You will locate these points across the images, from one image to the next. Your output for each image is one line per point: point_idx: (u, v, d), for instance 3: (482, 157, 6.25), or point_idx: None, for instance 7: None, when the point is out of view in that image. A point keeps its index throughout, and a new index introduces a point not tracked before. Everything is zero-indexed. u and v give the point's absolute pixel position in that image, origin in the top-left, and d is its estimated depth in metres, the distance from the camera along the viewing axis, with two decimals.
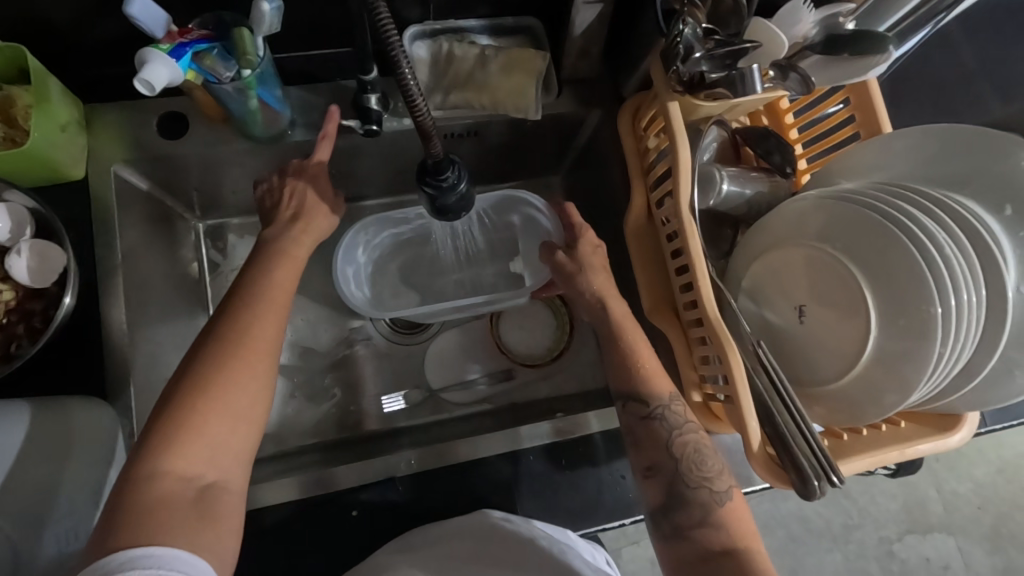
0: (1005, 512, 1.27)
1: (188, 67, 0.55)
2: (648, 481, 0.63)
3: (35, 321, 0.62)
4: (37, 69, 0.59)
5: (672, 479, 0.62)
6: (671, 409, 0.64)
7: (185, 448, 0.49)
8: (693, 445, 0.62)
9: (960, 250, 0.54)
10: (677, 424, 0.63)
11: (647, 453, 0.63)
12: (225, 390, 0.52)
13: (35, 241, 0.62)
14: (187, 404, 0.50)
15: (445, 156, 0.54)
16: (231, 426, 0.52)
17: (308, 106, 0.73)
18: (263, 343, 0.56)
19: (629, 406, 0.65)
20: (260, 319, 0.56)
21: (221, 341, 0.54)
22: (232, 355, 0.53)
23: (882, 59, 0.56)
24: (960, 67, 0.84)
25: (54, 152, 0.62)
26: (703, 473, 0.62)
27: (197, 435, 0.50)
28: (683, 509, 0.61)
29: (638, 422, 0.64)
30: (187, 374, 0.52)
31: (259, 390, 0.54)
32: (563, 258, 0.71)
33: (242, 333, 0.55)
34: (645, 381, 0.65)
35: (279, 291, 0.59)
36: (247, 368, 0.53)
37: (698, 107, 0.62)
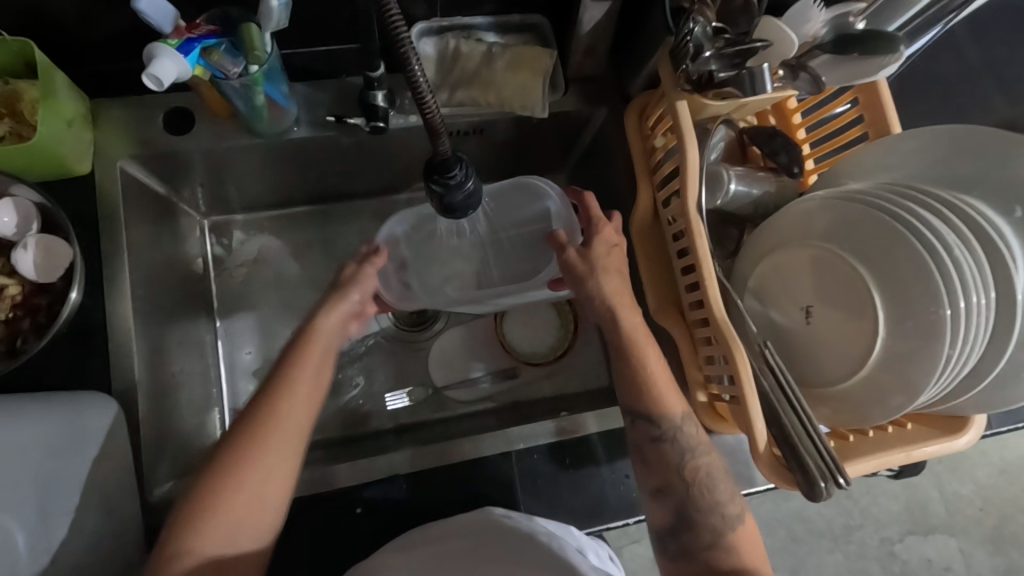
0: (1007, 514, 1.27)
1: (196, 62, 0.55)
2: (655, 502, 0.64)
3: (41, 317, 0.62)
4: (44, 62, 0.58)
5: (681, 501, 0.63)
6: (683, 432, 0.64)
7: (209, 529, 0.53)
8: (704, 471, 0.64)
9: (970, 252, 0.54)
10: (688, 448, 0.64)
11: (656, 475, 0.64)
12: (251, 476, 0.55)
13: (41, 236, 0.62)
14: (213, 487, 0.54)
15: (453, 154, 0.52)
16: (254, 506, 0.55)
17: (314, 102, 0.72)
18: (292, 428, 0.58)
19: (637, 424, 0.65)
20: (290, 399, 0.59)
21: (253, 422, 0.58)
22: (261, 441, 0.57)
23: (893, 58, 0.55)
24: (969, 67, 0.83)
25: (60, 147, 0.62)
26: (714, 497, 0.63)
27: (219, 516, 0.53)
28: (692, 530, 0.62)
29: (647, 445, 0.65)
30: (217, 458, 0.56)
31: (283, 473, 0.57)
32: (575, 256, 0.68)
33: (270, 415, 0.58)
34: (657, 401, 0.65)
35: (312, 373, 0.62)
36: (270, 451, 0.56)
37: (706, 107, 0.61)
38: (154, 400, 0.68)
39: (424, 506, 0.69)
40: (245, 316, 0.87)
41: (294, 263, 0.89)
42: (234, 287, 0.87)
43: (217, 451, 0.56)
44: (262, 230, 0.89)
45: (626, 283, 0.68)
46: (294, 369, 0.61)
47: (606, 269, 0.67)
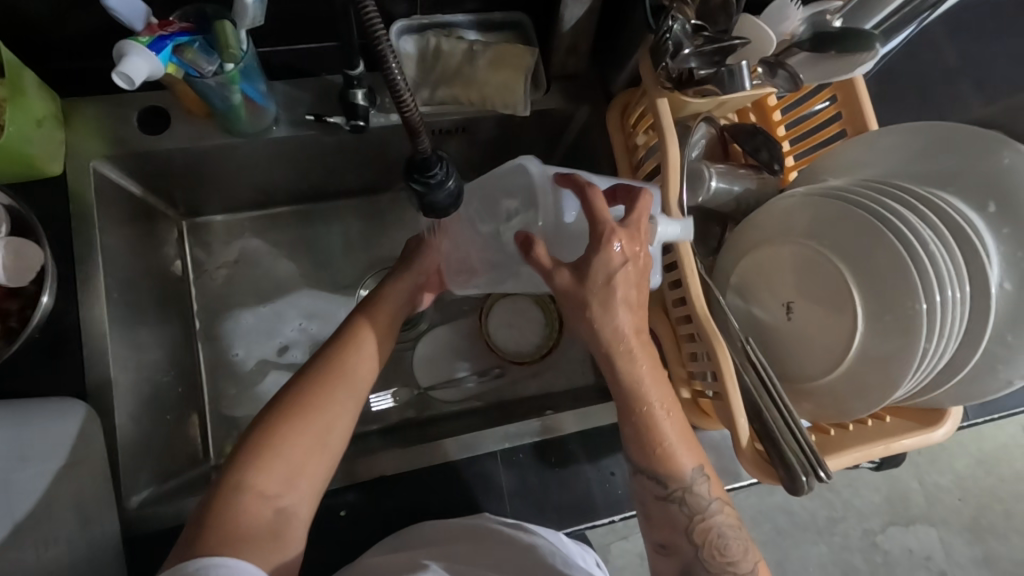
0: (985, 503, 1.30)
1: (168, 60, 0.54)
2: (660, 556, 0.60)
3: (12, 322, 0.61)
4: (11, 61, 0.57)
5: (690, 562, 0.58)
6: (692, 492, 0.58)
7: (273, 468, 0.51)
8: (715, 531, 0.57)
9: (945, 246, 0.54)
10: (698, 509, 0.58)
11: (662, 530, 0.60)
12: (320, 420, 0.55)
13: (11, 238, 0.59)
14: (282, 424, 0.53)
15: (433, 150, 0.51)
16: (314, 449, 0.54)
17: (293, 101, 0.71)
18: (360, 384, 0.59)
19: (641, 480, 0.59)
20: (357, 355, 0.60)
21: (321, 370, 0.58)
22: (331, 388, 0.57)
23: (868, 57, 0.56)
24: (943, 65, 0.85)
25: (30, 149, 0.60)
26: (727, 558, 0.57)
27: (284, 455, 0.52)
28: None
29: (652, 500, 0.59)
30: (286, 398, 0.55)
31: (348, 426, 0.57)
32: (566, 282, 0.55)
33: (338, 365, 0.58)
34: (664, 457, 0.58)
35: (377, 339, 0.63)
36: (336, 397, 0.56)
37: (687, 104, 0.62)
38: (132, 406, 0.67)
39: (411, 508, 0.68)
40: (226, 318, 0.85)
41: (275, 264, 0.88)
42: (214, 289, 0.86)
43: (284, 394, 0.56)
44: (242, 232, 0.88)
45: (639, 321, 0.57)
46: (363, 330, 0.62)
47: (602, 301, 0.55)
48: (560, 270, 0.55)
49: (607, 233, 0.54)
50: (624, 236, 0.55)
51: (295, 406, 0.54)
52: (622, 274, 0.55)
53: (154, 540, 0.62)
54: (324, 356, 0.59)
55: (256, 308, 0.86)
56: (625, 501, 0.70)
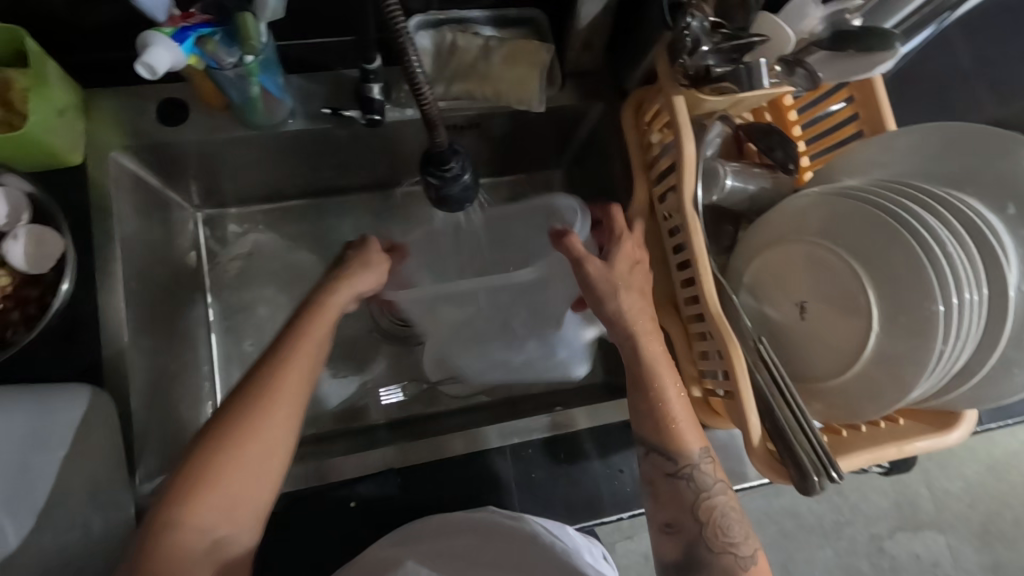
0: (994, 510, 1.29)
1: (191, 51, 0.54)
2: (666, 537, 0.60)
3: (31, 309, 0.61)
4: (36, 51, 0.58)
5: (693, 541, 0.58)
6: (700, 470, 0.60)
7: (205, 502, 0.50)
8: (720, 508, 0.59)
9: (963, 248, 0.54)
10: (704, 486, 0.60)
11: (668, 510, 0.60)
12: (249, 450, 0.53)
13: (33, 226, 0.61)
14: (211, 457, 0.51)
15: (449, 145, 0.53)
16: (249, 478, 0.53)
17: (308, 94, 0.72)
18: (294, 402, 0.56)
19: (652, 457, 0.61)
20: (291, 371, 0.56)
21: (252, 391, 0.55)
22: (262, 412, 0.54)
23: (888, 56, 0.56)
24: (962, 67, 0.84)
25: (51, 136, 0.61)
26: (728, 537, 0.58)
27: (217, 489, 0.51)
28: (701, 567, 0.58)
29: (658, 477, 0.61)
30: (216, 426, 0.53)
31: (282, 449, 0.55)
32: (595, 268, 0.63)
33: (270, 385, 0.55)
34: (676, 435, 0.60)
35: (312, 348, 0.59)
36: (269, 422, 0.54)
37: (703, 102, 0.61)
38: (146, 394, 0.68)
39: (420, 501, 0.69)
40: (239, 310, 0.86)
41: (288, 256, 0.89)
42: (228, 281, 0.87)
43: (215, 420, 0.54)
44: (255, 224, 0.89)
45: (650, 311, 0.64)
46: (298, 338, 0.58)
47: (623, 287, 0.63)
48: (589, 259, 0.63)
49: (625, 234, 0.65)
50: (637, 239, 0.66)
51: (222, 434, 0.52)
52: (639, 267, 0.65)
53: None
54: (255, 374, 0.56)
55: (268, 301, 0.87)
56: (633, 498, 0.70)
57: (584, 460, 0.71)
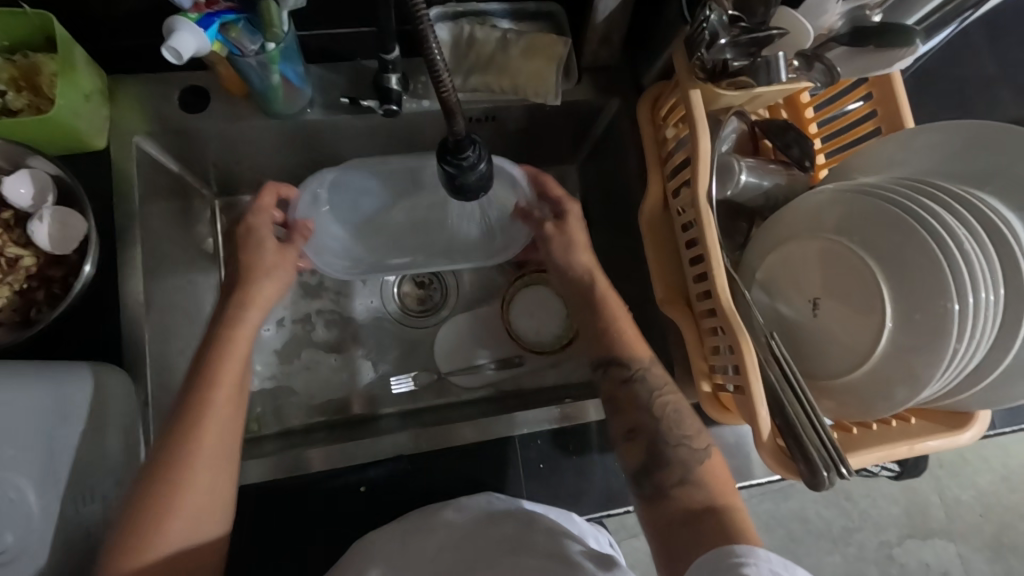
0: (1007, 521, 1.27)
1: (215, 38, 0.55)
2: (629, 445, 0.64)
3: (55, 288, 0.63)
4: (64, 37, 0.59)
5: (652, 441, 0.64)
6: (653, 372, 0.67)
7: (164, 532, 0.53)
8: (672, 407, 0.65)
9: (981, 247, 0.54)
10: (654, 387, 0.66)
11: (628, 418, 0.66)
12: (194, 479, 0.55)
13: (57, 207, 0.63)
14: (133, 534, 0.52)
15: (466, 133, 0.52)
16: (178, 545, 0.53)
17: (327, 85, 0.73)
18: (227, 426, 0.59)
19: (609, 370, 0.68)
20: (198, 431, 0.56)
21: (161, 463, 0.55)
22: (175, 480, 0.54)
23: (908, 52, 0.56)
24: (985, 70, 0.83)
25: (76, 119, 0.62)
26: (682, 431, 0.64)
27: (143, 563, 0.51)
28: (664, 466, 0.62)
29: (617, 385, 0.67)
30: (133, 504, 0.53)
31: (223, 473, 0.57)
32: (550, 227, 0.75)
33: (177, 453, 0.55)
34: (626, 346, 0.69)
35: (235, 374, 0.61)
36: (184, 490, 0.54)
37: (720, 97, 0.62)
38: (163, 375, 0.69)
39: (426, 489, 0.69)
40: None
41: None
42: None
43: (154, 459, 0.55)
44: None
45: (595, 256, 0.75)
46: (216, 366, 0.60)
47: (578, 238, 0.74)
48: (545, 219, 0.76)
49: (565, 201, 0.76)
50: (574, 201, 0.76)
51: (142, 500, 0.53)
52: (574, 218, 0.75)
53: None
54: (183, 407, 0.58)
55: None
56: None
57: (591, 452, 0.71)
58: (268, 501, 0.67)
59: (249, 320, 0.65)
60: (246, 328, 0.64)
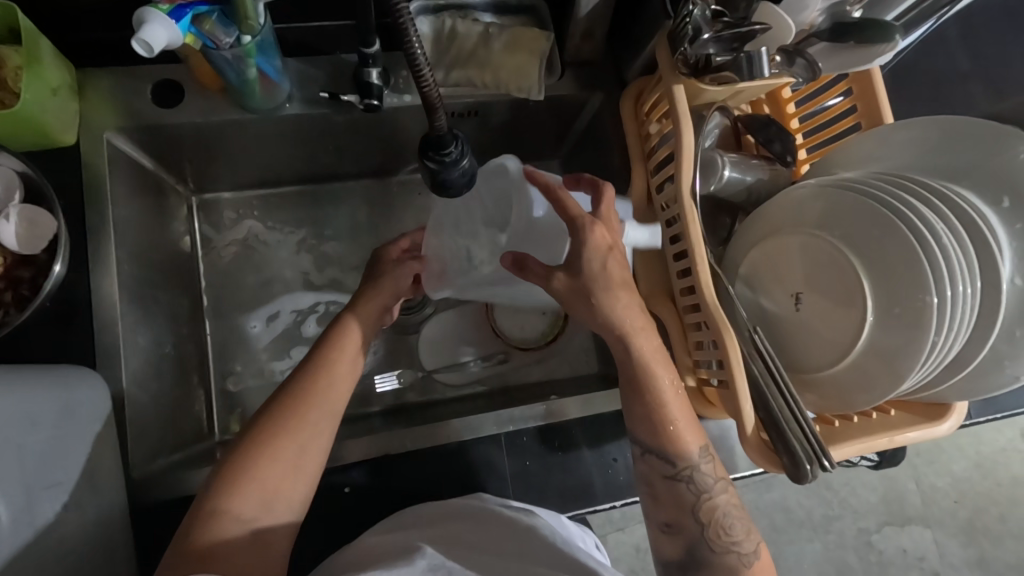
0: (980, 506, 1.30)
1: (187, 30, 0.54)
2: (665, 537, 0.61)
3: (23, 290, 0.61)
4: (28, 27, 0.57)
5: (694, 540, 0.60)
6: (701, 471, 0.61)
7: (247, 491, 0.52)
8: (722, 512, 0.60)
9: (958, 241, 0.55)
10: (704, 488, 0.61)
11: (668, 510, 0.62)
12: (298, 438, 0.56)
13: (25, 206, 0.61)
14: (253, 448, 0.54)
15: (449, 129, 0.53)
16: (285, 471, 0.54)
17: (306, 78, 0.71)
18: (338, 408, 0.59)
19: (648, 458, 0.62)
20: (325, 373, 0.60)
21: (292, 393, 0.58)
22: (300, 409, 0.57)
23: (887, 47, 0.56)
24: (959, 66, 0.84)
25: (43, 114, 0.60)
26: (731, 538, 0.60)
27: (255, 479, 0.53)
28: (704, 565, 0.60)
29: (659, 480, 0.62)
30: (258, 423, 0.56)
31: (316, 455, 0.57)
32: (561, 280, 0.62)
33: (309, 386, 0.58)
34: (674, 438, 0.61)
35: (349, 362, 0.62)
36: (304, 421, 0.56)
37: (702, 91, 0.61)
38: (141, 377, 0.67)
39: (412, 489, 0.69)
40: (232, 295, 0.86)
41: (284, 243, 0.88)
42: (222, 267, 0.86)
43: (257, 425, 0.56)
44: (251, 208, 0.88)
45: (637, 305, 0.63)
46: (334, 351, 0.62)
47: (606, 287, 0.61)
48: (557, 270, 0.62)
49: (586, 225, 0.61)
50: (602, 227, 0.62)
51: (269, 424, 0.56)
52: (605, 258, 0.62)
53: (159, 509, 0.64)
54: (296, 381, 0.59)
55: (262, 287, 0.87)
56: (627, 488, 0.71)
57: (577, 449, 0.72)
58: None
59: (357, 346, 0.64)
60: (370, 310, 0.68)
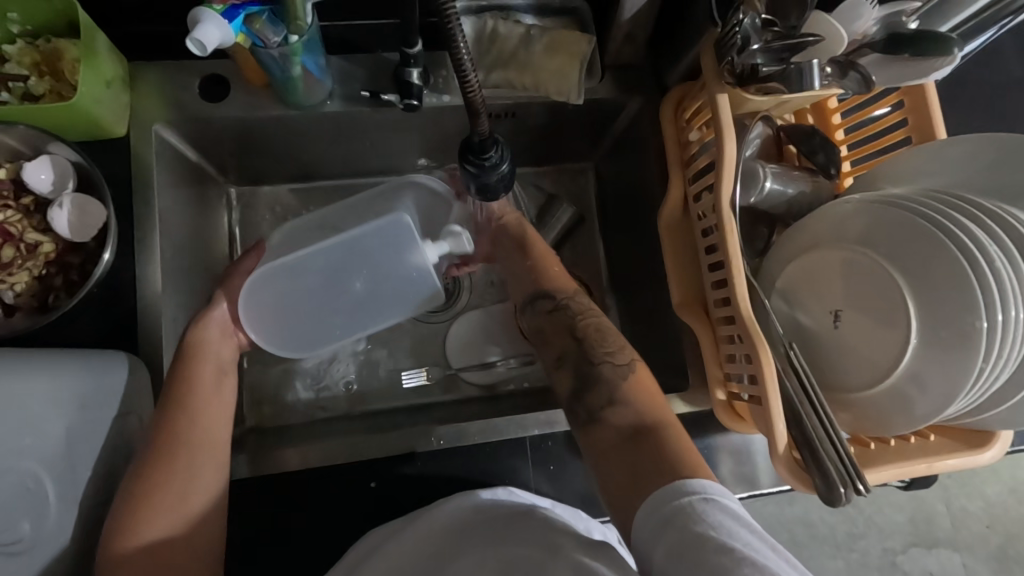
0: (1014, 532, 1.26)
1: (238, 29, 0.55)
2: (560, 371, 0.69)
3: (73, 275, 0.63)
4: (86, 23, 0.59)
5: (579, 362, 0.68)
6: (576, 301, 0.74)
7: (146, 511, 0.55)
8: (593, 327, 0.70)
9: (1011, 264, 0.53)
10: (579, 311, 0.73)
11: (555, 346, 0.71)
12: (187, 453, 0.59)
13: (76, 195, 0.63)
14: (147, 470, 0.57)
15: (490, 134, 0.54)
16: (181, 492, 0.57)
17: (349, 76, 0.72)
18: (220, 441, 0.62)
19: (538, 302, 0.75)
20: (206, 389, 0.63)
21: (174, 415, 0.60)
22: (187, 424, 0.60)
23: (945, 62, 0.54)
24: (1016, 76, 0.81)
25: (97, 106, 0.62)
26: (605, 348, 0.68)
27: (153, 500, 0.56)
28: (592, 387, 0.65)
29: (544, 316, 0.74)
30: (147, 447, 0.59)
31: (213, 460, 0.60)
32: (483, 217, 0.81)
33: (191, 405, 0.61)
34: (557, 275, 0.77)
35: (215, 372, 0.66)
36: (190, 436, 0.60)
37: (747, 101, 0.60)
38: None
39: (432, 484, 0.70)
40: None
41: None
42: None
43: (139, 477, 0.57)
44: (287, 202, 0.89)
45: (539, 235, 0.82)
46: (200, 364, 0.65)
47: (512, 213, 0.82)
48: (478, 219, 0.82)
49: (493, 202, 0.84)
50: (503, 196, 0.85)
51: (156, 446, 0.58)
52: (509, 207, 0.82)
53: None
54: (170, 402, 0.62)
55: None
56: None
57: None
58: (280, 491, 0.67)
59: (216, 344, 0.67)
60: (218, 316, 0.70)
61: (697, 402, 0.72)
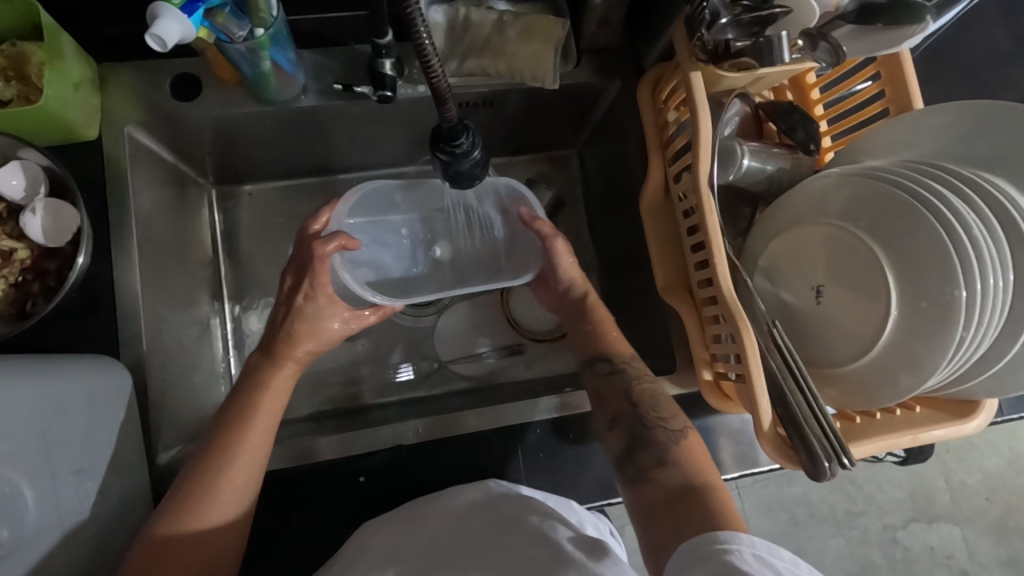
0: (1014, 504, 1.26)
1: (200, 24, 0.54)
2: (613, 433, 0.65)
3: (50, 280, 0.63)
4: (49, 26, 0.58)
5: (632, 425, 0.64)
6: (633, 366, 0.69)
7: (166, 558, 0.53)
8: (650, 394, 0.66)
9: (991, 232, 0.52)
10: (635, 375, 0.68)
11: (611, 407, 0.67)
12: (211, 502, 0.56)
13: (50, 200, 0.62)
14: (168, 517, 0.54)
15: (459, 121, 0.53)
16: (201, 541, 0.55)
17: (322, 71, 0.71)
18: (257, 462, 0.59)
19: (594, 366, 0.70)
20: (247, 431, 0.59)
21: (201, 464, 0.57)
22: (216, 474, 0.57)
23: (918, 29, 0.54)
24: (996, 44, 0.80)
25: (66, 109, 0.61)
26: (659, 414, 0.65)
27: (173, 552, 0.53)
28: (644, 449, 0.62)
29: (601, 379, 0.69)
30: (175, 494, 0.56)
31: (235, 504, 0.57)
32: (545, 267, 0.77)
33: (222, 449, 0.58)
34: (613, 342, 0.72)
35: (268, 423, 0.61)
36: (218, 489, 0.56)
37: (721, 79, 0.59)
38: (160, 365, 0.69)
39: (423, 477, 0.69)
40: (254, 284, 0.88)
41: None
42: (243, 257, 0.88)
43: (161, 507, 0.56)
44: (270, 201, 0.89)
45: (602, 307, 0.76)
46: (237, 410, 0.61)
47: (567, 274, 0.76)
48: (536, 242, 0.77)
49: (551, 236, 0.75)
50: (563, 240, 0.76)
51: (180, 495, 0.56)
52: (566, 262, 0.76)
53: None
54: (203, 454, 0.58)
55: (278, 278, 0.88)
56: None
57: (591, 441, 0.71)
58: (269, 490, 0.67)
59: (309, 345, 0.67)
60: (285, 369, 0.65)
61: (686, 384, 0.72)
